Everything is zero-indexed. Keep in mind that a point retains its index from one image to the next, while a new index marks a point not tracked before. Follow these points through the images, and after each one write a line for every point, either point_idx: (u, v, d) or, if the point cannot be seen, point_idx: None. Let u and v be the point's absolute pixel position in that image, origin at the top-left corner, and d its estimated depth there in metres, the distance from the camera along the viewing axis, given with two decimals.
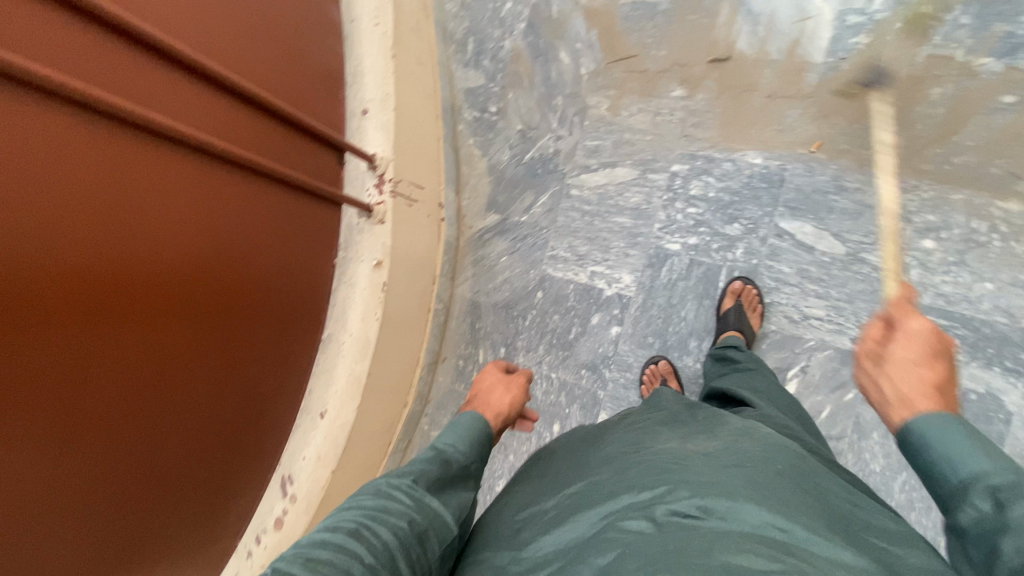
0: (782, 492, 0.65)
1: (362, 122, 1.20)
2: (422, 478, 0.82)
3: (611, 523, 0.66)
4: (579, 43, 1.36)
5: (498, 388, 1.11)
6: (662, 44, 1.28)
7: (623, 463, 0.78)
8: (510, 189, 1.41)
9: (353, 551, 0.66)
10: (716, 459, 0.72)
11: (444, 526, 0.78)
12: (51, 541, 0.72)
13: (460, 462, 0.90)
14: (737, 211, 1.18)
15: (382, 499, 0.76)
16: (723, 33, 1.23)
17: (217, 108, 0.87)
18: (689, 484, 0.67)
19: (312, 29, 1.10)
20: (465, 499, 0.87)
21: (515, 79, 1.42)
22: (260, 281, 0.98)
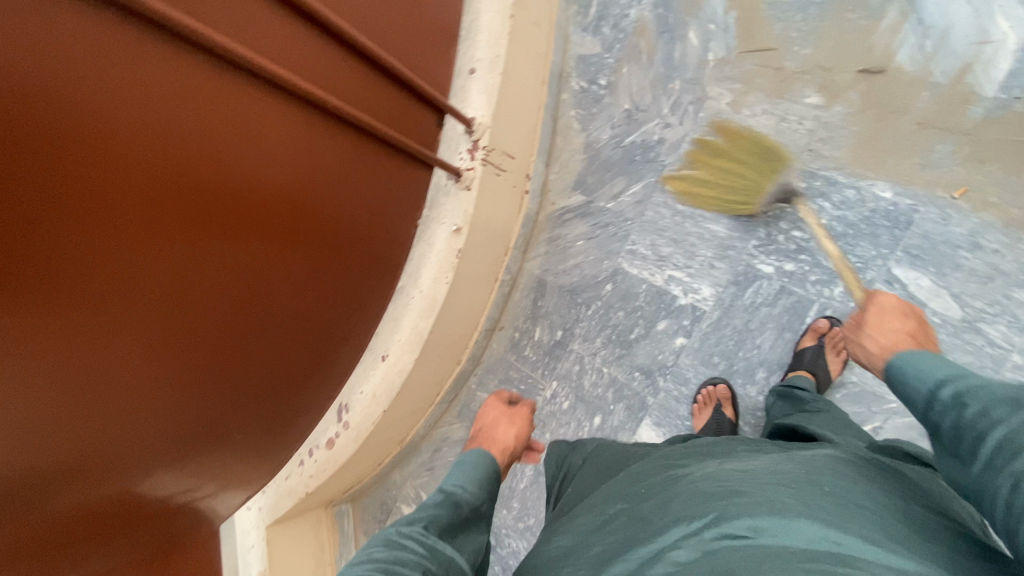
0: (832, 509, 0.62)
1: (467, 82, 1.18)
2: (434, 524, 0.87)
3: (660, 551, 0.64)
4: (712, 24, 1.23)
5: (501, 423, 1.19)
6: (809, 41, 1.14)
7: (668, 492, 0.77)
8: (602, 172, 1.35)
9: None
10: (756, 478, 0.70)
11: (457, 569, 0.84)
12: (131, 407, 0.80)
13: (472, 505, 0.94)
14: (848, 246, 1.07)
15: (393, 549, 0.81)
16: (882, 42, 1.08)
17: (324, 49, 0.85)
18: (738, 505, 0.65)
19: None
20: (478, 544, 0.92)
21: (633, 53, 1.32)
22: (343, 219, 0.98)
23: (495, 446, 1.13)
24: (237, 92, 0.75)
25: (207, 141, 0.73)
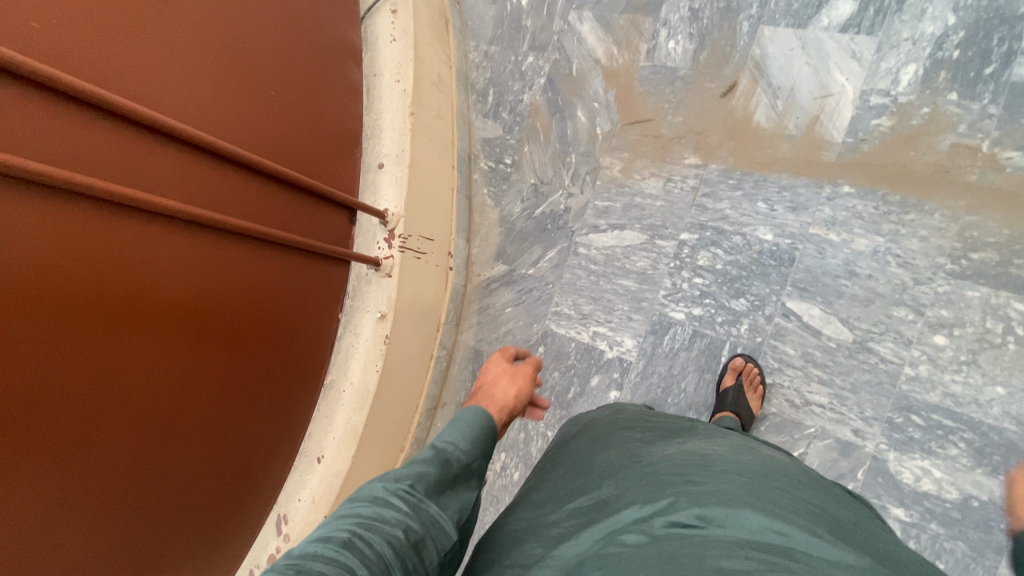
0: (781, 504, 0.66)
1: (377, 175, 1.25)
2: (422, 483, 0.76)
3: (612, 537, 0.67)
4: (596, 102, 1.37)
5: (502, 380, 1.06)
6: (682, 110, 1.27)
7: (630, 474, 0.79)
8: (519, 242, 1.42)
9: (346, 562, 0.62)
10: (712, 468, 0.74)
11: (444, 532, 0.73)
12: (63, 536, 0.76)
13: (462, 462, 0.82)
14: (743, 286, 1.16)
15: (379, 507, 0.70)
16: (741, 104, 1.22)
17: (229, 179, 0.92)
18: (689, 495, 0.68)
19: (330, 97, 1.15)
20: (465, 502, 0.80)
21: (531, 133, 1.44)
22: (275, 326, 1.04)
23: (491, 405, 0.99)
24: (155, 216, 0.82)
25: (133, 283, 0.79)
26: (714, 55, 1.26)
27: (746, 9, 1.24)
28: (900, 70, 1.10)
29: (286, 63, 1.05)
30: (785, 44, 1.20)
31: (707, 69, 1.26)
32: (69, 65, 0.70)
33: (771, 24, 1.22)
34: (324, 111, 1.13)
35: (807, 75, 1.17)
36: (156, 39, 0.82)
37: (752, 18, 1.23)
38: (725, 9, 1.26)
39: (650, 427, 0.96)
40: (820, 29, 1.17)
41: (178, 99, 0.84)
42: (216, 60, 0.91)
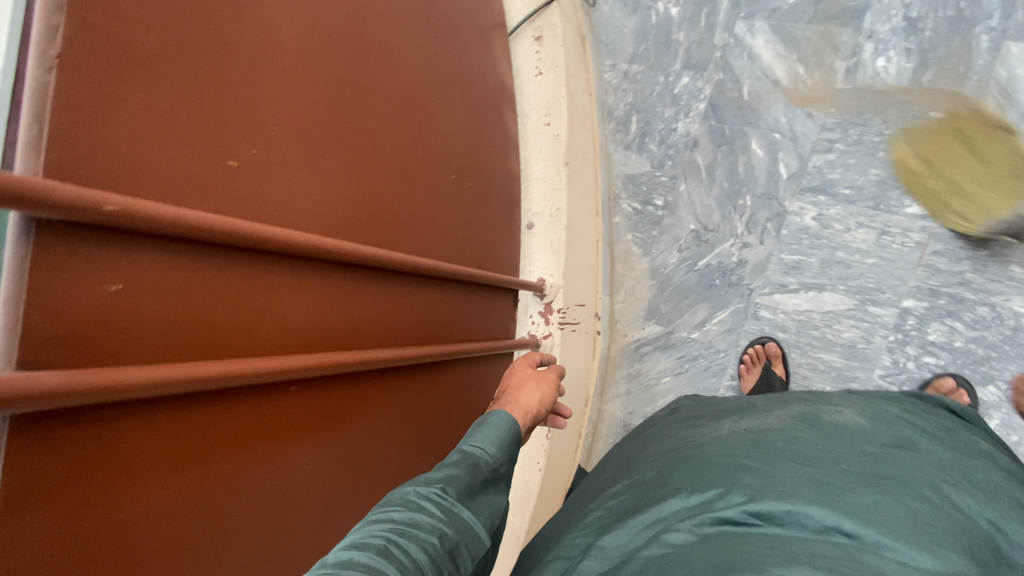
0: (847, 489, 0.58)
1: (527, 238, 1.08)
2: (453, 486, 0.58)
3: (656, 531, 0.62)
4: (776, 133, 1.13)
5: (528, 388, 0.78)
6: (898, 144, 1.04)
7: (675, 462, 0.75)
8: (678, 299, 1.22)
9: (384, 570, 0.47)
10: (767, 453, 0.67)
11: (477, 543, 0.56)
12: None
13: (492, 468, 0.62)
14: (993, 370, 0.96)
15: (411, 510, 0.54)
16: (982, 142, 0.99)
17: (408, 290, 0.76)
18: (742, 486, 0.62)
19: (493, 162, 0.98)
20: (502, 507, 0.62)
21: (690, 169, 1.21)
22: (450, 421, 0.87)
23: (512, 409, 0.73)
24: (338, 316, 0.64)
25: (308, 405, 0.62)
26: (943, 77, 1.02)
27: (985, 18, 1.01)
28: None
29: (455, 136, 0.87)
30: None
31: (933, 95, 1.03)
32: (255, 204, 0.54)
33: (1020, 40, 0.99)
34: (491, 179, 0.97)
35: None
36: (341, 135, 0.65)
37: (993, 31, 1.00)
38: (957, 18, 1.02)
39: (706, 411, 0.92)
40: None
41: (371, 216, 0.69)
42: (399, 149, 0.75)
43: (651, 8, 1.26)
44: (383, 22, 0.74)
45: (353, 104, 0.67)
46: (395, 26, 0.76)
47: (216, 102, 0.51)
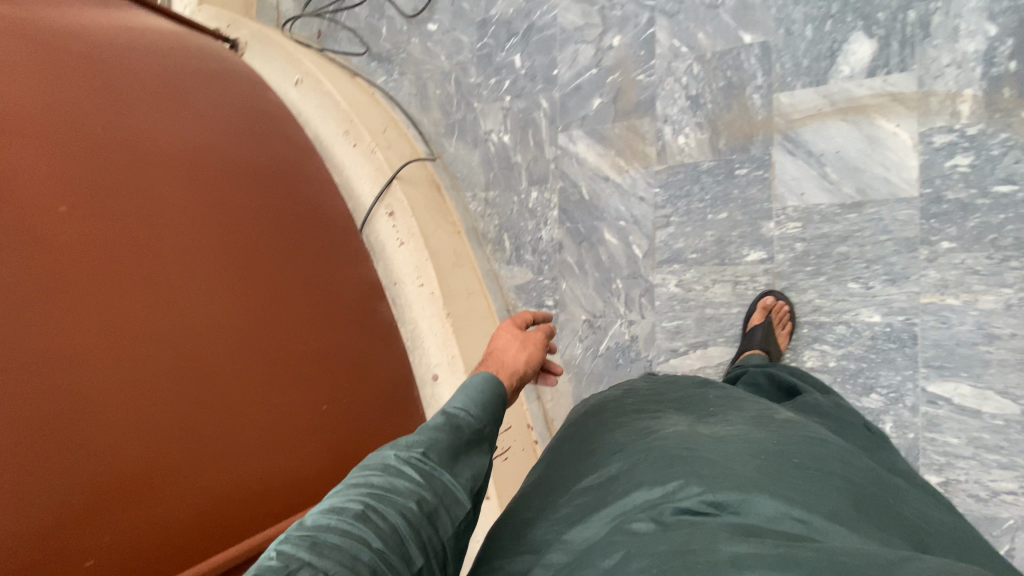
0: (798, 481, 0.62)
1: (434, 387, 1.18)
2: (434, 450, 0.63)
3: (619, 520, 0.61)
4: (622, 221, 1.27)
5: (511, 348, 0.87)
6: (722, 204, 1.16)
7: (639, 449, 0.74)
8: (594, 385, 1.31)
9: (359, 533, 0.52)
10: (726, 451, 0.69)
11: (458, 504, 0.61)
12: None
13: (475, 429, 0.68)
14: (870, 380, 1.04)
15: (390, 476, 0.59)
16: (785, 184, 1.10)
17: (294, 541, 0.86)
18: (701, 477, 0.63)
19: (382, 357, 1.12)
20: (483, 469, 0.67)
21: (564, 268, 1.34)
22: None
23: (500, 371, 0.81)
24: None
25: None
26: (735, 138, 1.15)
27: (751, 80, 1.13)
28: (955, 99, 0.98)
29: (319, 372, 0.98)
30: (810, 106, 1.08)
31: (733, 155, 1.15)
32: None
33: (786, 89, 1.10)
34: (371, 375, 1.08)
35: (849, 133, 1.06)
36: (189, 468, 0.75)
37: (762, 88, 1.12)
38: (728, 86, 1.15)
39: (662, 399, 0.93)
40: (843, 80, 1.06)
41: (238, 513, 0.79)
42: (271, 420, 0.87)
43: (488, 141, 1.45)
44: (248, 319, 0.89)
45: (233, 411, 0.82)
46: (231, 321, 0.87)
47: (111, 500, 0.66)
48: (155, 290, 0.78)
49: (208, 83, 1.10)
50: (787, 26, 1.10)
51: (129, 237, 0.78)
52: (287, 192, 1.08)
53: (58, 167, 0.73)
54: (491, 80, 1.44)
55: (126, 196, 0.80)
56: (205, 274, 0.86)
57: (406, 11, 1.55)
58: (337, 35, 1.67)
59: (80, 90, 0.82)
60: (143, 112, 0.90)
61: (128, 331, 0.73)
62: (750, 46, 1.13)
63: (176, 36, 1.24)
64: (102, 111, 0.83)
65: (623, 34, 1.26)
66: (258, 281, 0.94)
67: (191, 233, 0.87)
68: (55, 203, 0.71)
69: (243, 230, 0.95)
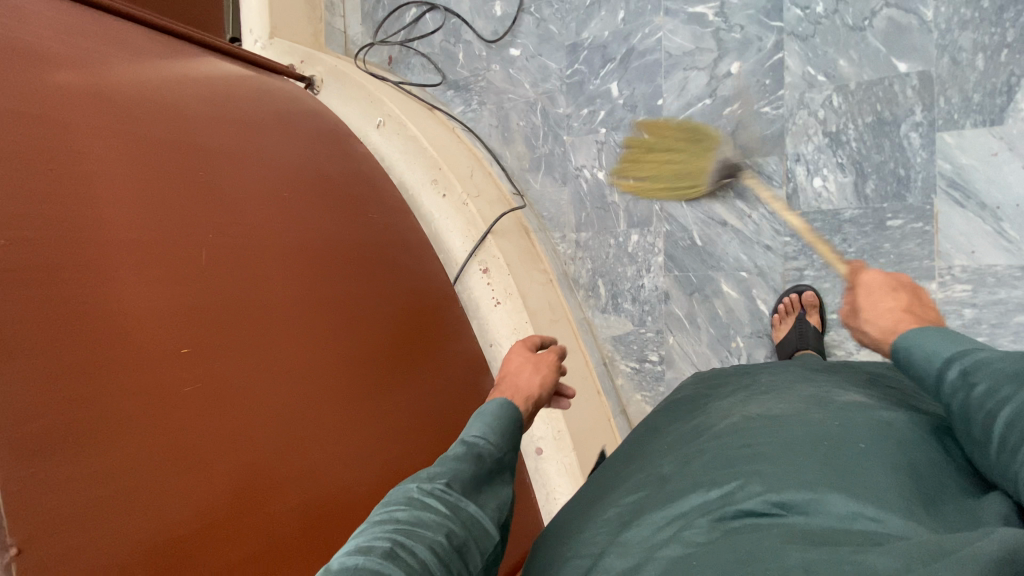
0: (864, 467, 0.52)
1: (540, 462, 1.17)
2: (457, 480, 0.57)
3: (675, 529, 0.53)
4: (742, 272, 1.14)
5: (525, 371, 0.78)
6: (867, 259, 1.01)
7: (687, 450, 0.66)
8: None
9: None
10: (784, 436, 0.59)
11: (486, 540, 0.55)
12: None
13: (495, 459, 0.62)
14: None
15: (417, 508, 0.52)
16: (951, 239, 0.95)
17: None
18: (761, 475, 0.54)
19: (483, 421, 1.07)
20: (506, 499, 0.61)
21: (671, 320, 1.22)
22: None
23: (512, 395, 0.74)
24: None
25: None
26: (886, 184, 0.99)
27: (907, 116, 0.97)
28: None
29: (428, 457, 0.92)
30: (983, 150, 0.93)
31: (884, 204, 0.99)
32: None
33: (952, 128, 0.95)
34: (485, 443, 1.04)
35: None
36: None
37: (922, 125, 0.96)
38: (878, 122, 0.99)
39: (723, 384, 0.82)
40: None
41: None
42: None
43: (580, 177, 1.33)
44: (359, 418, 0.84)
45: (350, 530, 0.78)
46: (341, 424, 0.81)
47: None
48: (273, 416, 0.73)
49: (294, 149, 1.00)
50: (953, 54, 0.94)
51: (238, 354, 0.71)
52: (381, 269, 1.00)
53: (174, 295, 0.67)
54: (583, 110, 1.32)
55: (237, 315, 0.73)
56: (317, 389, 0.80)
57: (486, 37, 1.46)
58: (409, 61, 1.61)
59: (184, 205, 0.74)
60: (247, 212, 0.81)
61: (259, 490, 0.69)
62: (905, 76, 0.97)
63: (245, 80, 1.12)
64: (210, 227, 0.75)
65: (742, 61, 1.11)
66: (362, 367, 0.87)
67: (295, 332, 0.80)
68: (163, 339, 0.64)
69: (346, 313, 0.89)
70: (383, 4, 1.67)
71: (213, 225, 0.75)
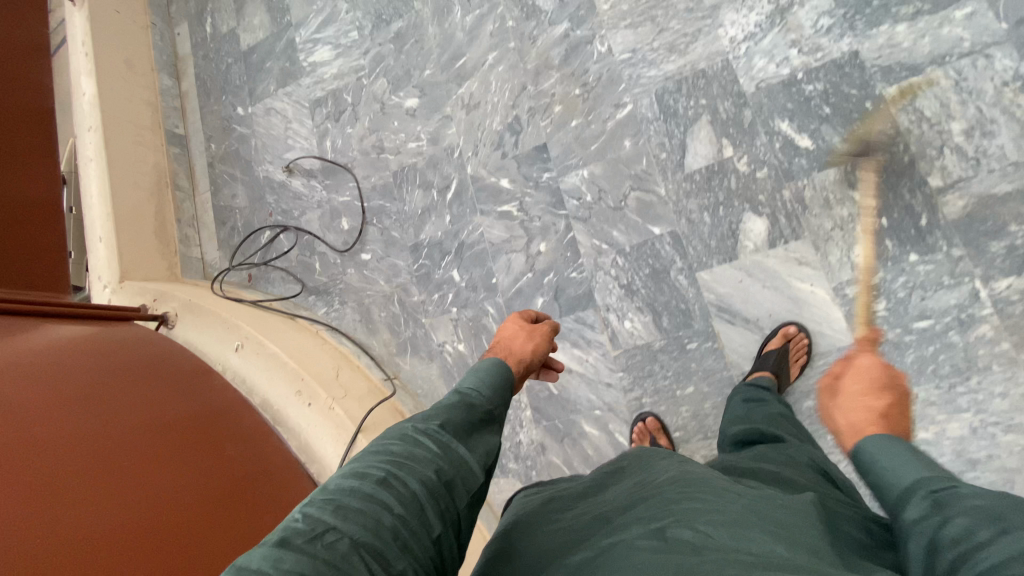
0: (796, 526, 0.56)
1: None
2: (450, 424, 0.65)
3: (609, 556, 0.54)
4: (597, 411, 1.28)
5: (518, 337, 0.91)
6: (685, 378, 1.22)
7: (634, 481, 0.68)
8: None
9: (381, 499, 0.54)
10: (722, 484, 0.63)
11: (473, 478, 0.62)
12: None
13: (487, 410, 0.70)
14: None
15: (411, 444, 0.61)
16: (736, 352, 1.19)
17: None
18: (703, 507, 0.57)
19: None
20: (496, 447, 0.68)
21: (553, 469, 1.29)
22: None
23: (506, 359, 0.87)
24: None
25: None
26: (675, 317, 1.24)
27: (671, 264, 1.26)
28: (850, 256, 1.12)
29: None
30: (732, 280, 1.20)
31: (680, 332, 1.23)
32: None
33: (706, 268, 1.23)
34: None
35: (773, 298, 1.17)
36: None
37: (684, 269, 1.25)
38: (654, 272, 1.27)
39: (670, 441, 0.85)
40: (751, 253, 1.20)
41: None
42: None
43: (443, 353, 1.45)
44: None
45: None
46: None
47: None
48: None
49: (134, 411, 0.99)
50: (687, 215, 1.26)
51: None
52: (251, 503, 0.99)
53: None
54: (434, 295, 1.49)
55: None
56: None
57: (337, 247, 1.64)
58: (270, 275, 1.73)
59: (15, 509, 0.72)
60: (82, 508, 0.78)
61: None
62: (661, 236, 1.28)
63: (75, 341, 1.10)
64: (37, 540, 0.71)
65: (547, 240, 1.38)
66: None
67: None
68: None
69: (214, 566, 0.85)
70: (238, 230, 1.83)
71: (44, 540, 0.72)
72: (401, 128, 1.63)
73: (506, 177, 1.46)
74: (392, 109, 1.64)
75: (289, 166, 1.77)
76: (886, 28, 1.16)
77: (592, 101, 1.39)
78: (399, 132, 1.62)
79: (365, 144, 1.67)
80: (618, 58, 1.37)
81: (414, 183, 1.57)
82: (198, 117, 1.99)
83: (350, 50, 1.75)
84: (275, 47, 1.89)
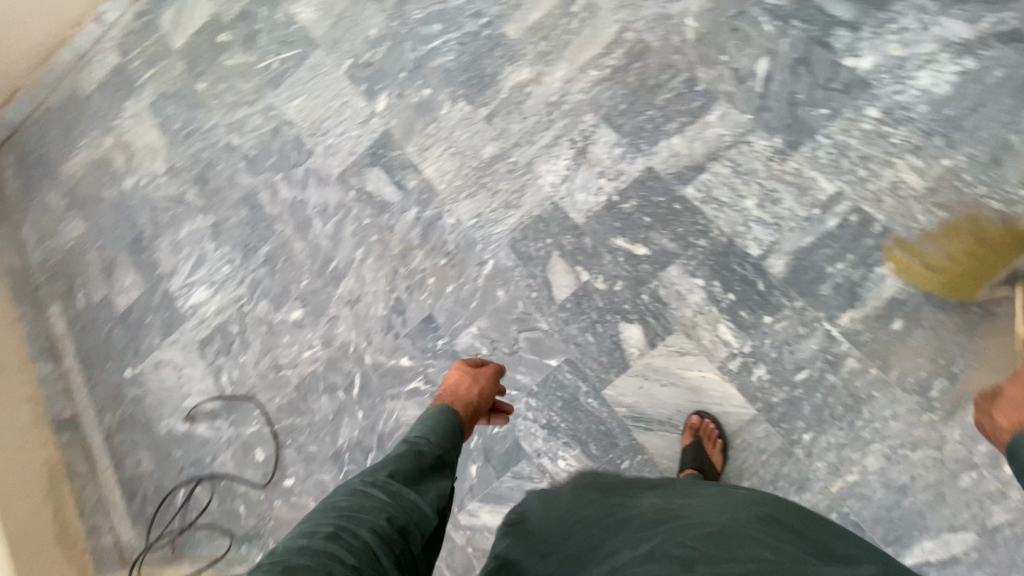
0: (768, 536, 0.70)
1: None
2: (398, 474, 0.81)
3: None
4: None
5: (465, 381, 1.12)
6: None
7: (620, 518, 0.84)
8: None
9: (334, 553, 0.66)
10: (701, 510, 0.78)
11: (424, 518, 0.77)
12: None
13: (433, 455, 0.88)
14: None
15: (363, 497, 0.76)
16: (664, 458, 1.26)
17: None
18: (677, 530, 0.72)
19: None
20: (445, 488, 0.85)
21: None
22: None
23: (456, 402, 1.05)
24: None
25: None
26: (600, 441, 1.29)
27: (578, 391, 1.33)
28: (719, 334, 1.25)
29: None
30: (633, 387, 1.29)
31: (610, 454, 1.28)
32: None
33: (608, 384, 1.31)
34: None
35: (673, 393, 1.27)
36: None
37: (590, 391, 1.32)
38: (566, 404, 1.33)
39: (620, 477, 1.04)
40: (640, 357, 1.30)
41: None
42: None
43: None
44: None
45: None
46: None
47: None
48: None
49: None
50: (574, 341, 1.35)
51: None
52: None
53: None
54: None
55: None
56: None
57: (258, 481, 1.57)
58: (195, 538, 1.62)
59: None
60: None
61: None
62: (559, 366, 1.35)
63: None
64: None
65: None
66: None
67: None
68: None
69: None
70: (150, 498, 1.71)
71: None
72: (291, 339, 1.65)
73: (404, 356, 1.50)
74: (279, 326, 1.67)
75: (191, 413, 1.71)
76: (664, 143, 1.37)
77: (458, 266, 1.51)
78: (290, 344, 1.64)
79: (262, 367, 1.66)
80: (468, 225, 1.52)
81: (319, 389, 1.57)
82: (84, 391, 1.91)
83: (226, 283, 1.80)
84: (153, 300, 1.91)
